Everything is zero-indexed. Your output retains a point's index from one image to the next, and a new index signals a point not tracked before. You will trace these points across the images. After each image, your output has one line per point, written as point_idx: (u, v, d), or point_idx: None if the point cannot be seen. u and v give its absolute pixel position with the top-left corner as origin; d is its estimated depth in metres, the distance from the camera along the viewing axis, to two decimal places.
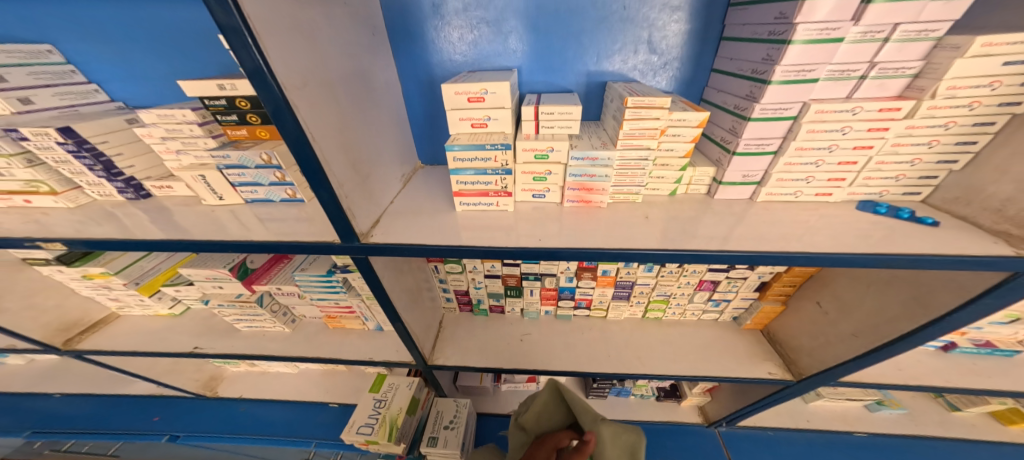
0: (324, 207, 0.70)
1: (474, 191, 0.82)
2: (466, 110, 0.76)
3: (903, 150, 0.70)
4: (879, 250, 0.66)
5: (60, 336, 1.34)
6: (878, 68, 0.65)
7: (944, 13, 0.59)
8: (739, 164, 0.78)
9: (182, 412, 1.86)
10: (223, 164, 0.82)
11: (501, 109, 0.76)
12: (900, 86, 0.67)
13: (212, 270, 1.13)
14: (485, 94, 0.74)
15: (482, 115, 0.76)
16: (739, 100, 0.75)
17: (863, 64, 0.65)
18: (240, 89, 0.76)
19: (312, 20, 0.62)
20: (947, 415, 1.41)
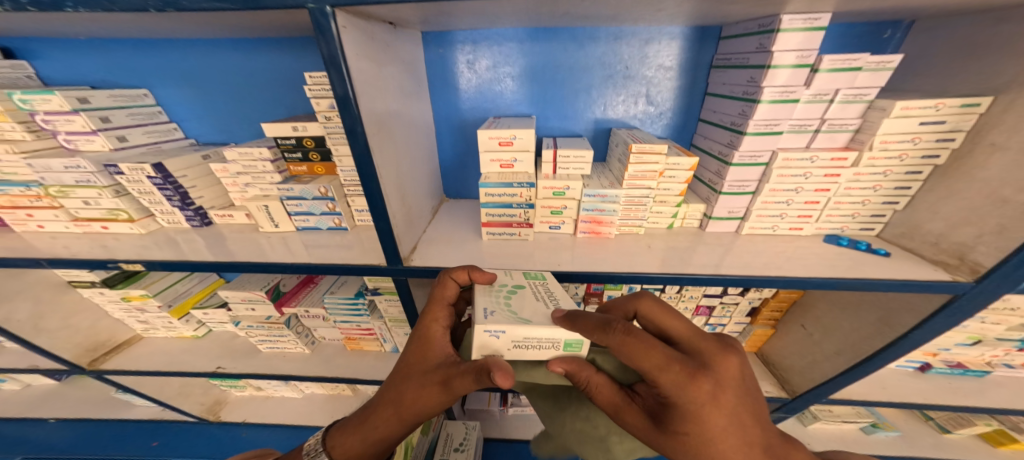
0: (379, 230, 0.82)
1: (500, 222, 0.96)
2: (496, 152, 0.91)
3: (855, 192, 0.86)
4: (842, 275, 0.80)
5: (86, 356, 1.37)
6: (828, 123, 0.81)
7: (873, 81, 0.76)
8: (725, 202, 0.93)
9: (184, 438, 1.84)
10: (286, 196, 0.96)
11: (526, 153, 0.90)
12: (846, 138, 0.83)
13: (249, 292, 1.22)
14: (514, 139, 0.88)
15: (510, 157, 0.91)
16: (722, 147, 0.91)
17: (815, 120, 0.81)
18: (309, 131, 0.92)
19: (383, 79, 0.78)
20: (939, 437, 1.45)
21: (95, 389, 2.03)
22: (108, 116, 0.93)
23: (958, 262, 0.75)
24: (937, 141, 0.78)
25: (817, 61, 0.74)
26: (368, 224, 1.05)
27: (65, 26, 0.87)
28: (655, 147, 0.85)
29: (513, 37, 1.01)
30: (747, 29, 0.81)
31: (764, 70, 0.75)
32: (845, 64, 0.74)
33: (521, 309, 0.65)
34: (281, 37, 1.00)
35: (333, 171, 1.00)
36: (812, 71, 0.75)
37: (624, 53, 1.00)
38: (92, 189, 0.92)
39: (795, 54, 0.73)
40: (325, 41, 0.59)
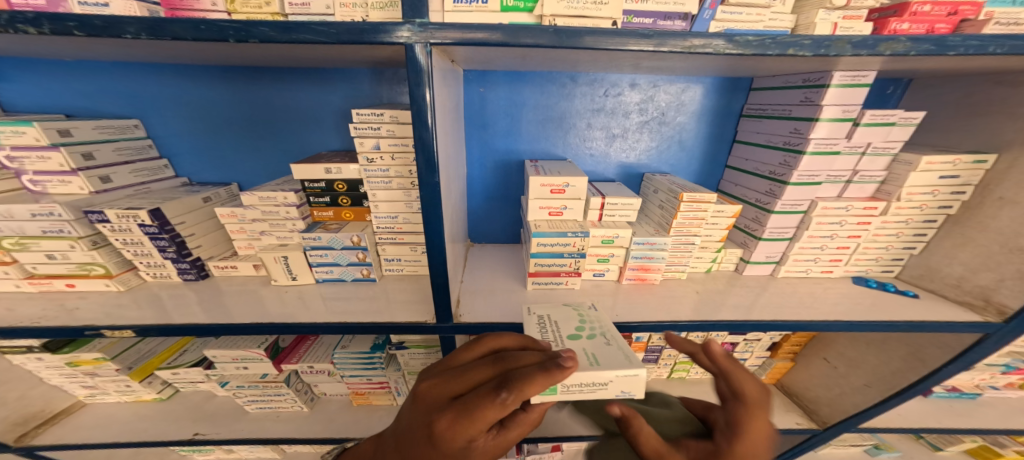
0: (432, 283, 0.75)
1: (548, 272, 0.91)
2: (548, 199, 0.88)
3: (880, 238, 0.93)
4: (887, 317, 0.83)
5: (10, 435, 1.10)
6: (860, 174, 0.88)
7: (900, 135, 0.83)
8: (764, 247, 0.96)
9: None
10: (310, 245, 0.85)
11: (577, 200, 0.88)
12: (873, 189, 0.90)
13: (245, 350, 1.04)
14: (567, 187, 0.86)
15: (560, 205, 0.89)
16: (760, 195, 0.96)
17: (849, 171, 0.87)
18: (343, 174, 0.84)
19: (445, 120, 0.74)
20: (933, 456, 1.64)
21: None
22: (91, 152, 0.79)
23: (983, 303, 0.82)
24: (952, 193, 0.86)
25: (857, 116, 0.81)
26: (397, 273, 0.96)
27: (55, 49, 0.74)
28: (704, 196, 0.87)
29: (557, 80, 1.01)
30: (789, 82, 0.88)
31: (812, 122, 0.81)
32: (881, 120, 0.81)
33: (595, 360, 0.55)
34: (312, 69, 0.92)
35: (364, 217, 0.91)
36: (853, 124, 0.81)
37: (661, 99, 1.04)
38: (63, 240, 0.76)
39: (839, 108, 0.79)
40: (416, 80, 0.57)
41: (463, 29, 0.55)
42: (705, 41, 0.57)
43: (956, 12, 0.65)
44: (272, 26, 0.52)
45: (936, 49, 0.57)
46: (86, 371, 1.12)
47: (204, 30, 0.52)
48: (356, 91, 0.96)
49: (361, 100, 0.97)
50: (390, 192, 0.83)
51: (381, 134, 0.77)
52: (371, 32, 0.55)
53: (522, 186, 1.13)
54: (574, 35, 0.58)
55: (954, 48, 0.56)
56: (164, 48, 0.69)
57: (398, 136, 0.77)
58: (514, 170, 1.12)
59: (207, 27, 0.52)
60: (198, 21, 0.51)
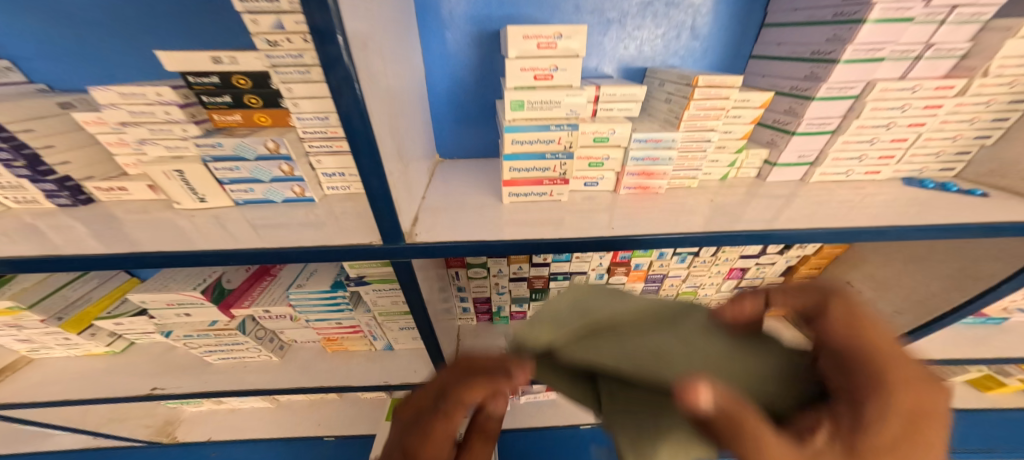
0: (371, 201, 0.55)
1: (528, 179, 0.74)
2: (532, 58, 0.66)
3: (948, 127, 0.73)
4: (955, 219, 0.66)
5: None
6: (935, 48, 0.66)
7: None
8: (797, 144, 0.77)
9: None
10: (212, 155, 0.65)
11: (573, 59, 0.67)
12: (949, 67, 0.68)
13: (178, 293, 0.83)
14: (558, 39, 0.65)
15: (549, 65, 0.67)
16: (796, 82, 0.75)
17: (920, 44, 0.65)
18: (240, 63, 0.62)
19: None
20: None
21: None
22: None
23: None
24: None
25: None
26: (342, 193, 0.77)
27: None
28: (725, 77, 0.68)
29: None
30: None
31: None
32: None
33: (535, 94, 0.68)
34: None
35: (286, 122, 0.69)
36: None
37: None
38: None
39: None
40: None
41: None
42: None
43: None
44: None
45: None
46: (8, 324, 0.91)
47: None
48: None
49: None
50: (309, 87, 0.62)
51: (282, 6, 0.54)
52: None
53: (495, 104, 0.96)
54: None
55: None
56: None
57: None
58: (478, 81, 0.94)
59: None
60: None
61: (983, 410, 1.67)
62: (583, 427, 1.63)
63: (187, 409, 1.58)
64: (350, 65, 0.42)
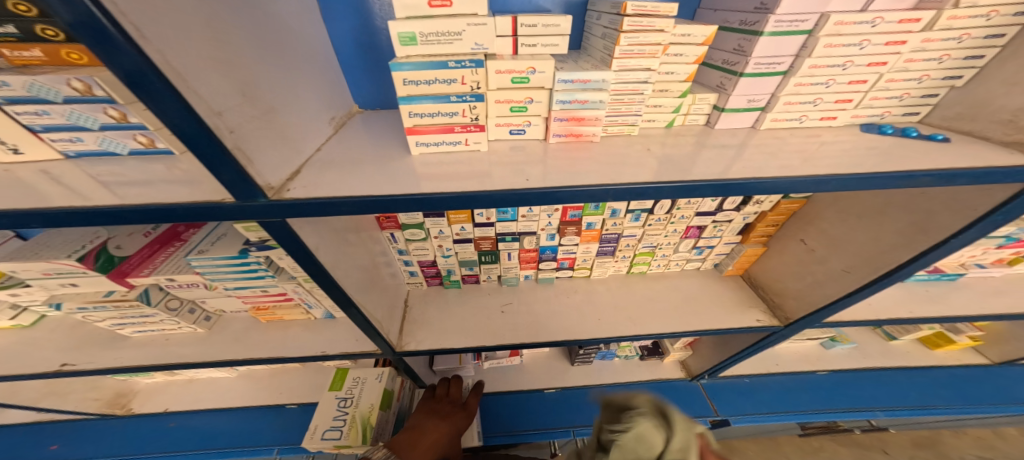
0: (197, 156, 0.43)
1: (436, 127, 0.63)
2: None
3: (914, 66, 0.63)
4: (912, 167, 0.58)
5: None
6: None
7: None
8: (745, 87, 0.66)
9: (88, 433, 1.46)
10: (7, 96, 0.52)
11: None
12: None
13: (48, 263, 0.73)
14: None
15: None
16: (745, 15, 0.64)
17: None
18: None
19: None
20: (886, 344, 1.82)
21: None
22: None
23: None
24: None
25: None
26: None
27: None
28: (665, 8, 0.57)
29: None
30: None
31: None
32: None
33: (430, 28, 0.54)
34: None
35: None
36: None
37: None
38: None
39: None
40: None
41: None
42: None
43: None
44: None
45: None
46: None
47: None
48: None
49: None
50: None
51: None
52: None
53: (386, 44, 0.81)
54: None
55: None
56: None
57: None
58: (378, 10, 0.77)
59: None
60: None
61: (927, 367, 1.74)
62: (546, 391, 1.65)
63: (140, 381, 1.54)
64: None
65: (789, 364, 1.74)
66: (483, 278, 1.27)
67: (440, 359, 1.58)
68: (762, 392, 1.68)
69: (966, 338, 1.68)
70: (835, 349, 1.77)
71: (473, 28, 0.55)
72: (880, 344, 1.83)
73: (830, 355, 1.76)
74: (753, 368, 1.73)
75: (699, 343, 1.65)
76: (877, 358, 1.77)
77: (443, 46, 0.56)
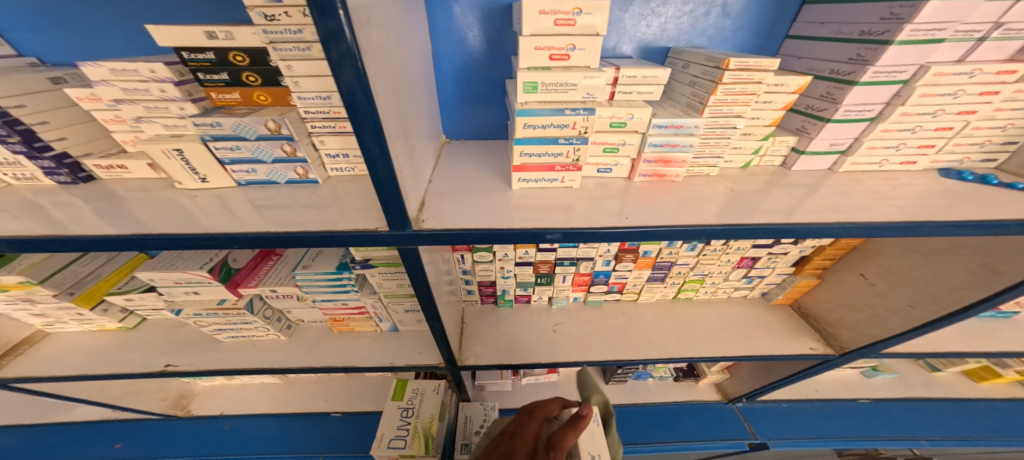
0: (377, 189, 0.54)
1: (539, 165, 0.71)
2: (549, 35, 0.62)
3: (1001, 115, 0.68)
4: (991, 216, 0.62)
5: None
6: (1004, 29, 0.59)
7: None
8: (829, 132, 0.72)
9: (150, 432, 1.53)
10: (210, 135, 0.63)
11: (593, 38, 0.62)
12: (1015, 49, 0.62)
13: (185, 272, 0.84)
14: (577, 16, 0.60)
15: (566, 44, 0.63)
16: (839, 65, 0.69)
17: (987, 24, 0.59)
18: (235, 39, 0.60)
19: None
20: (928, 376, 1.81)
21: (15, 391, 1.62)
22: None
23: None
24: None
25: None
26: (347, 175, 0.76)
27: None
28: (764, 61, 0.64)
29: None
30: None
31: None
32: None
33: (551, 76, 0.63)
34: None
35: (287, 101, 0.68)
36: None
37: None
38: None
39: None
40: None
41: None
42: None
43: None
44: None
45: None
46: (19, 298, 0.90)
47: None
48: None
49: None
50: (309, 65, 0.60)
51: None
52: None
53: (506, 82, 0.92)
54: None
55: None
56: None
57: None
58: (481, 55, 0.89)
59: None
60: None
61: (970, 399, 1.72)
62: None
63: (199, 383, 1.62)
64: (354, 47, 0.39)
65: (829, 392, 1.73)
66: (535, 298, 1.33)
67: (483, 374, 1.62)
68: (800, 416, 1.68)
69: (1012, 372, 1.64)
70: (877, 379, 1.76)
71: (591, 80, 0.65)
72: (920, 375, 1.82)
73: (870, 384, 1.75)
74: (791, 393, 1.73)
75: (738, 367, 1.66)
76: (919, 388, 1.76)
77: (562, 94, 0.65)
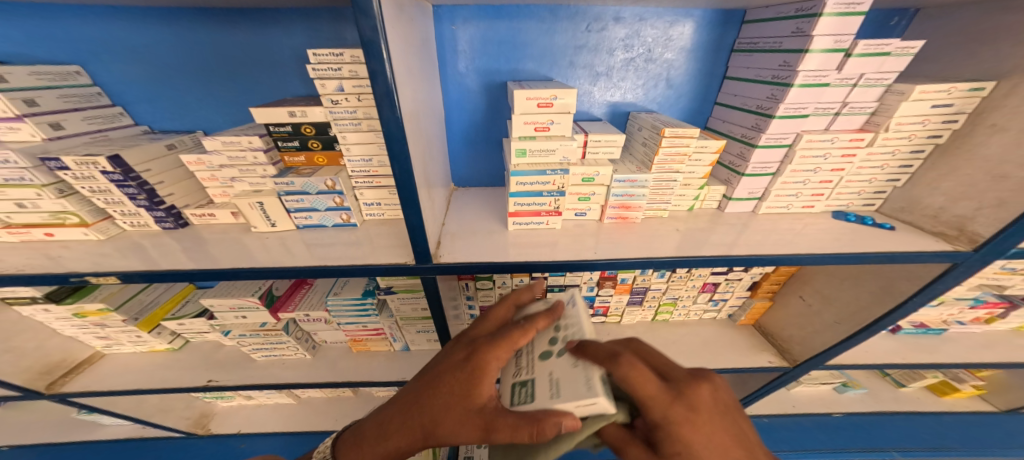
0: (409, 230, 0.75)
1: (529, 211, 0.92)
2: (533, 114, 0.84)
3: (865, 171, 0.91)
4: (862, 249, 0.83)
5: (42, 380, 1.14)
6: (849, 106, 0.84)
7: (895, 65, 0.79)
8: (746, 183, 0.95)
9: (170, 451, 1.63)
10: (284, 191, 0.85)
11: (566, 115, 0.84)
12: (862, 121, 0.87)
13: (240, 299, 1.02)
14: (554, 100, 0.82)
15: (546, 119, 0.84)
16: (746, 130, 0.94)
17: (838, 103, 0.84)
18: (309, 116, 0.83)
19: (409, 64, 0.72)
20: (897, 391, 1.94)
21: (51, 410, 1.75)
22: (33, 98, 0.80)
23: (957, 233, 0.83)
24: (943, 122, 0.84)
25: (850, 46, 0.77)
26: (378, 218, 0.97)
27: None
28: (686, 132, 0.85)
29: (537, 14, 0.97)
30: (781, 12, 0.84)
31: (801, 54, 0.77)
32: (875, 49, 0.76)
33: (533, 146, 0.85)
34: (264, 9, 0.89)
35: (338, 162, 0.91)
36: (845, 56, 0.78)
37: (647, 35, 0.99)
38: (29, 188, 0.77)
39: (832, 38, 0.76)
40: (364, 17, 0.52)
41: None
42: None
43: None
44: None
45: None
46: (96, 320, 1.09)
47: None
48: (316, 31, 0.93)
49: (321, 41, 0.94)
50: (360, 135, 0.82)
51: (343, 75, 0.75)
52: None
53: (504, 130, 1.13)
54: None
55: None
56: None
57: (361, 77, 0.75)
58: (483, 116, 1.12)
59: None
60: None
61: (936, 412, 1.84)
62: None
63: (219, 403, 1.74)
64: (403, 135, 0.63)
65: (805, 406, 1.86)
66: None
67: None
68: (780, 430, 1.80)
69: (969, 387, 1.78)
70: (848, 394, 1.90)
71: (565, 147, 0.85)
72: (890, 391, 1.93)
73: (843, 399, 1.88)
74: (770, 409, 1.85)
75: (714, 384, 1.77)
76: (889, 403, 1.88)
77: (543, 157, 0.86)
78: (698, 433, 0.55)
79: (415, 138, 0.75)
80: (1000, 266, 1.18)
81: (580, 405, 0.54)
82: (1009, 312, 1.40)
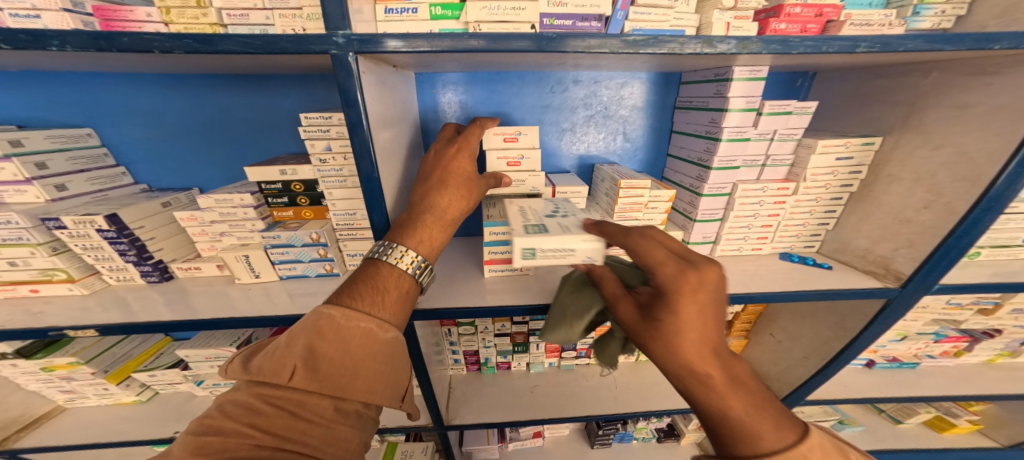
0: None
1: (502, 259, 0.99)
2: (503, 150, 0.92)
3: (798, 216, 1.02)
4: (804, 287, 0.91)
5: None
6: (772, 159, 0.97)
7: (800, 122, 0.93)
8: (699, 229, 1.05)
9: None
10: (271, 243, 0.90)
11: (533, 149, 0.93)
12: (785, 171, 0.99)
13: (216, 349, 1.03)
14: (519, 135, 0.92)
15: (516, 154, 0.93)
16: (692, 180, 1.05)
17: (762, 156, 0.96)
18: (298, 174, 0.91)
19: (389, 125, 0.81)
20: (895, 428, 1.91)
21: None
22: (44, 161, 0.86)
23: (884, 271, 0.92)
24: (850, 172, 0.96)
25: (760, 106, 0.90)
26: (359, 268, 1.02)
27: (19, 62, 0.81)
28: (640, 182, 0.96)
29: (505, 79, 1.10)
30: (705, 77, 0.98)
31: (723, 113, 0.90)
32: (780, 109, 0.90)
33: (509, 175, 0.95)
34: (262, 76, 1.00)
35: (324, 215, 0.97)
36: (757, 114, 0.91)
37: (603, 95, 1.13)
38: (23, 247, 0.80)
39: (743, 100, 0.88)
40: (344, 73, 0.62)
41: (435, 39, 0.63)
42: (600, 42, 0.65)
43: (821, 13, 0.75)
44: (198, 38, 0.58)
45: (781, 49, 0.65)
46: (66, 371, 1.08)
47: (128, 41, 0.57)
48: (309, 95, 1.04)
49: (313, 104, 1.05)
50: (344, 191, 0.89)
51: (331, 135, 0.84)
52: (297, 43, 0.60)
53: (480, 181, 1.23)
54: (552, 40, 0.65)
55: (795, 48, 0.65)
56: (101, 59, 0.75)
57: (347, 138, 0.84)
58: None
59: (131, 39, 0.57)
60: (130, 34, 0.57)
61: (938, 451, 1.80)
62: None
63: None
64: (377, 187, 0.71)
65: None
66: (515, 364, 1.51)
67: (469, 440, 1.69)
68: None
69: (965, 422, 1.78)
70: (846, 432, 1.88)
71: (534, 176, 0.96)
72: (888, 428, 1.91)
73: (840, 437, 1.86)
74: None
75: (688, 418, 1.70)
76: (888, 440, 1.85)
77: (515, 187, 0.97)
78: (693, 304, 0.62)
79: (397, 191, 0.83)
80: (948, 300, 1.26)
81: (559, 250, 0.71)
82: (973, 345, 1.47)
